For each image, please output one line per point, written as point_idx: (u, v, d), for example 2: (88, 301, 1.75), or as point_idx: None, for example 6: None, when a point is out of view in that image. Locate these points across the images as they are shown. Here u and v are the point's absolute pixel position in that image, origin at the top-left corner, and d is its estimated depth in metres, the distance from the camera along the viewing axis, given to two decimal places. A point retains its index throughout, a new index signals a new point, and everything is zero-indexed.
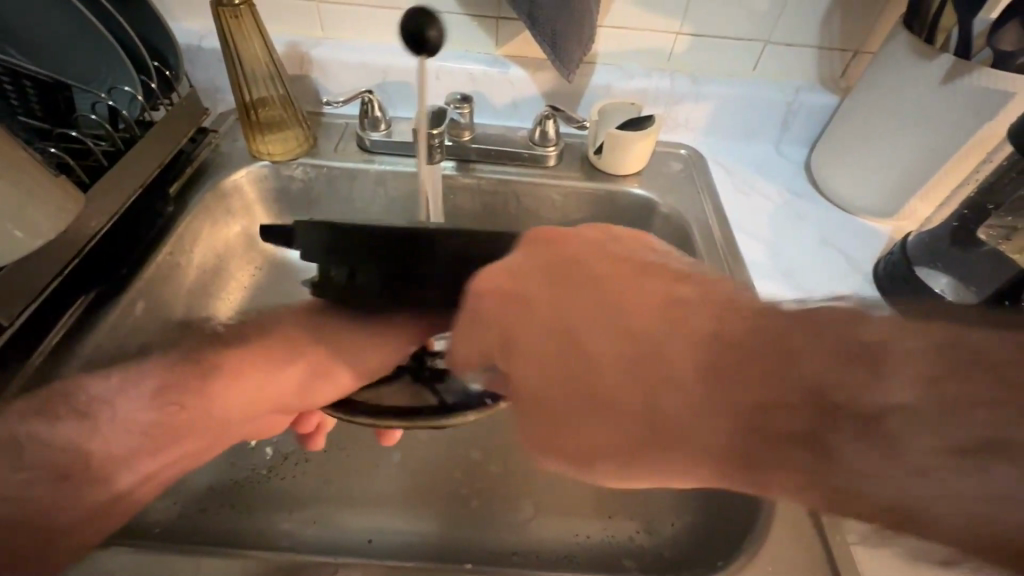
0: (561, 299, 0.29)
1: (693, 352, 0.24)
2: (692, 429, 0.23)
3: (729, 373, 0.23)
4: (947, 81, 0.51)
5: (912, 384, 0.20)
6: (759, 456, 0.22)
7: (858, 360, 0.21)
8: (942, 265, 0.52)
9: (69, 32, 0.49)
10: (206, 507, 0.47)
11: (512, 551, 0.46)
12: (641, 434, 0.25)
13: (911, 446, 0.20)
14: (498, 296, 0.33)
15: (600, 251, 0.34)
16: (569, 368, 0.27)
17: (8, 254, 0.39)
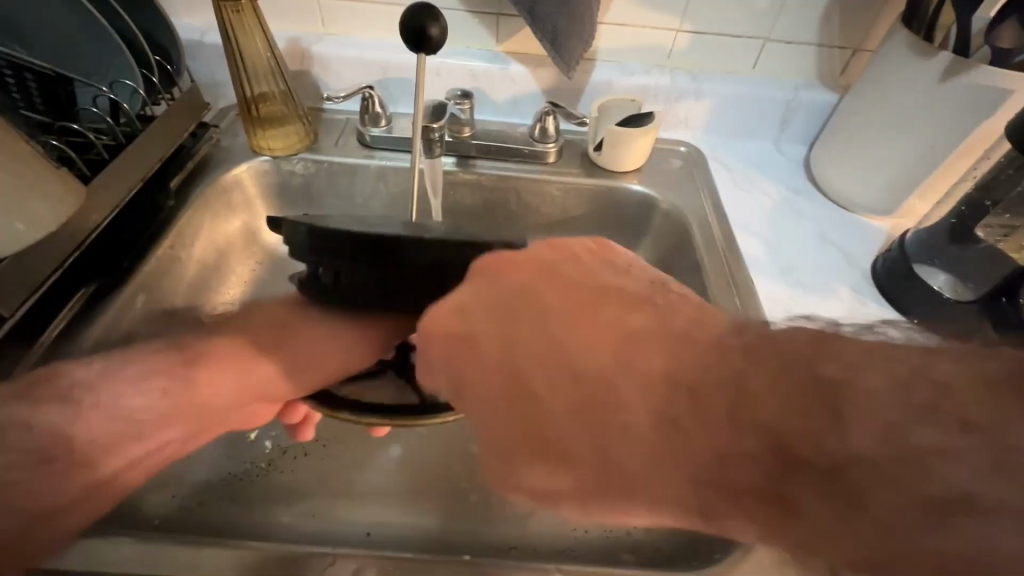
0: (506, 329, 0.26)
1: (646, 392, 0.21)
2: (649, 488, 0.21)
3: (681, 418, 0.21)
4: (946, 78, 0.51)
5: (879, 428, 0.18)
6: (717, 506, 0.20)
7: (820, 404, 0.19)
8: (940, 261, 0.53)
9: (72, 26, 0.50)
10: (205, 500, 0.47)
11: (510, 545, 0.46)
12: (592, 481, 0.23)
13: (880, 497, 0.18)
14: (443, 329, 0.29)
15: (552, 272, 0.30)
16: (516, 411, 0.24)
17: (10, 246, 0.39)
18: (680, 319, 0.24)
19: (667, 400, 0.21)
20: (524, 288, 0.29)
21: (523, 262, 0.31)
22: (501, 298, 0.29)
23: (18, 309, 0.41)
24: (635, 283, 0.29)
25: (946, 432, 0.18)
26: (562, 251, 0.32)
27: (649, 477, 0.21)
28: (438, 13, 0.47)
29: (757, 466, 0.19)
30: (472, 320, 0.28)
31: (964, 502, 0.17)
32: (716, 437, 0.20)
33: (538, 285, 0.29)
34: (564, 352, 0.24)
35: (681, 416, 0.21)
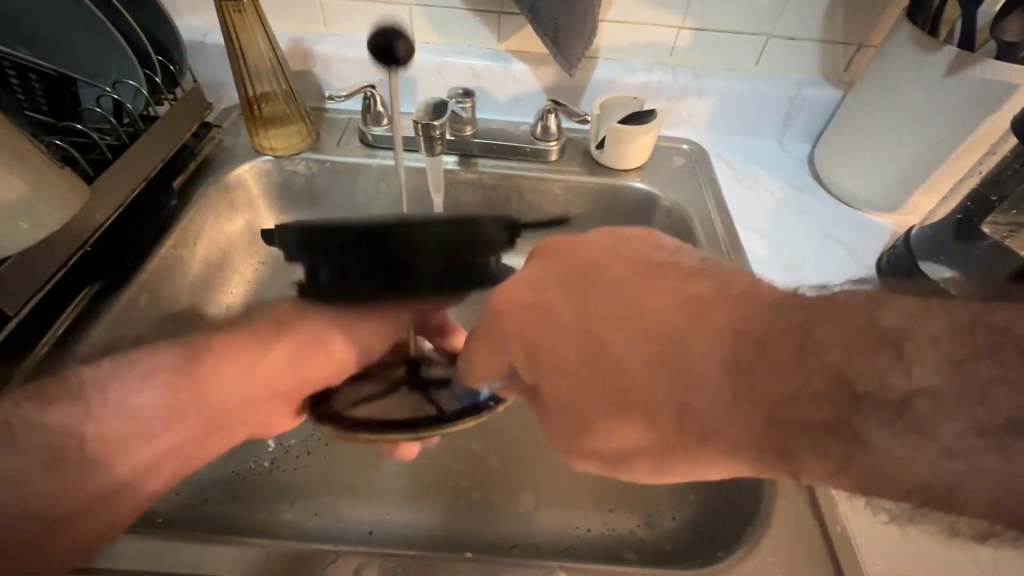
0: (577, 305, 0.32)
1: (721, 349, 0.28)
2: (728, 427, 0.27)
3: (751, 369, 0.27)
4: (949, 73, 0.51)
5: (929, 366, 0.24)
6: (794, 449, 0.26)
7: (881, 349, 0.25)
8: (944, 258, 0.52)
9: (76, 28, 0.50)
10: (209, 498, 0.47)
11: (512, 543, 0.46)
12: (682, 431, 0.29)
13: (942, 424, 0.23)
14: (523, 313, 0.33)
15: (622, 256, 0.34)
16: (596, 377, 0.31)
17: (12, 244, 0.39)
18: (738, 285, 0.31)
19: (741, 352, 0.27)
20: (594, 267, 0.33)
21: (594, 243, 0.35)
22: (569, 274, 0.33)
23: (22, 307, 0.42)
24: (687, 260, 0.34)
25: (1006, 368, 0.23)
26: (614, 238, 0.36)
27: (726, 417, 0.27)
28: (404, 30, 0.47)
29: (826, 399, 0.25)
30: (550, 287, 0.33)
31: (1021, 422, 0.22)
32: (797, 377, 0.26)
33: (591, 251, 0.34)
34: (644, 322, 0.30)
35: (753, 361, 0.27)
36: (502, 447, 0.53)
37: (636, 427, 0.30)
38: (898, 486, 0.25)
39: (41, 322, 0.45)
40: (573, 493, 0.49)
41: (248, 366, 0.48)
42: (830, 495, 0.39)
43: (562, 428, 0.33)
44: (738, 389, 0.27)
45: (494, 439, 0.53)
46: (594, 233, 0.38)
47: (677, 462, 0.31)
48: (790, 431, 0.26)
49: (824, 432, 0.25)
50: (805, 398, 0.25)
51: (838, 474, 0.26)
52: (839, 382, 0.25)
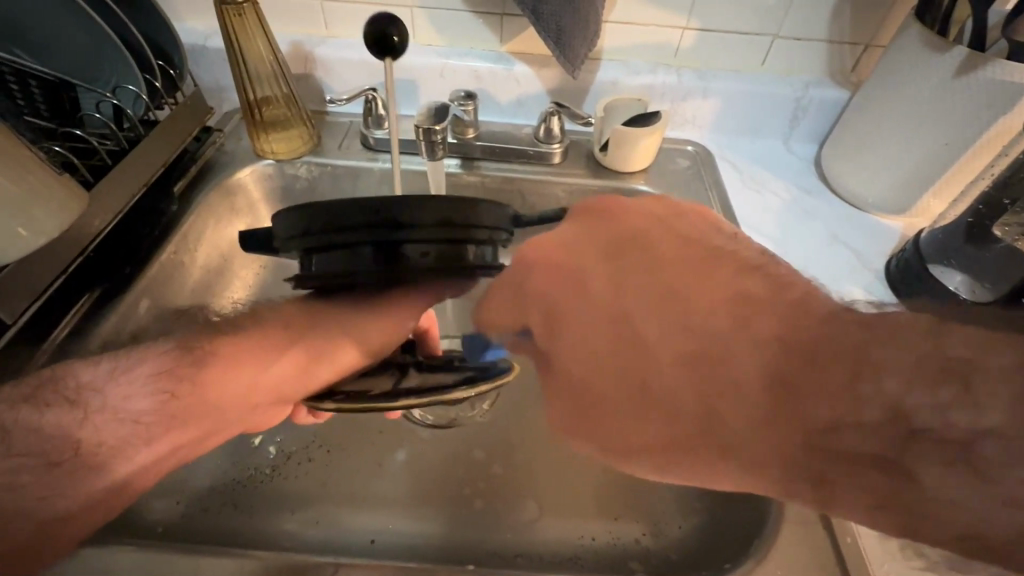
0: (620, 281, 0.28)
1: (760, 354, 0.23)
2: (743, 449, 0.24)
3: (795, 380, 0.23)
4: (960, 74, 0.50)
5: (1000, 403, 0.20)
6: (823, 471, 0.23)
7: (950, 381, 0.21)
8: (955, 262, 0.51)
9: (74, 32, 0.49)
10: (208, 506, 0.46)
11: (515, 553, 0.45)
12: (693, 440, 0.26)
13: (1008, 474, 0.20)
14: (557, 275, 0.31)
15: (672, 231, 0.30)
16: (626, 365, 0.27)
17: (11, 252, 0.39)
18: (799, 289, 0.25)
19: (782, 359, 0.23)
20: (639, 248, 0.29)
21: (639, 217, 0.31)
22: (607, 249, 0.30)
23: (21, 316, 0.41)
24: (752, 252, 0.29)
25: None
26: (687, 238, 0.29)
27: (757, 431, 0.24)
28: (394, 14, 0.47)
29: (877, 436, 0.22)
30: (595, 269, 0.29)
31: None
32: (845, 396, 0.22)
33: (656, 244, 0.29)
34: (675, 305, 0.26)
35: (799, 376, 0.23)
36: (504, 455, 0.52)
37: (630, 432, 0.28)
38: (945, 533, 0.21)
39: (42, 330, 0.44)
40: (577, 501, 0.48)
41: (256, 371, 0.44)
42: None
43: (575, 415, 0.31)
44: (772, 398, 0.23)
45: (496, 446, 0.53)
46: (652, 219, 0.31)
47: (696, 470, 0.27)
48: (822, 456, 0.23)
49: (872, 463, 0.22)
50: (861, 432, 0.22)
51: (874, 507, 0.23)
52: (896, 418, 0.21)
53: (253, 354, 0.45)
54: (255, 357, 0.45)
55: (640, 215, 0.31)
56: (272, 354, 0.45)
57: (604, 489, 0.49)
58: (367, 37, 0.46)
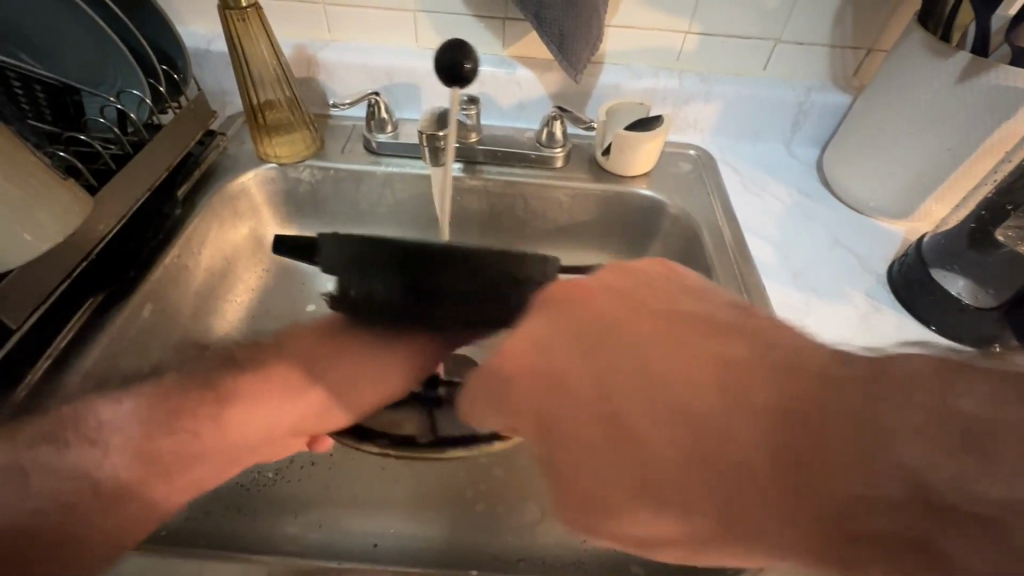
0: (607, 379, 0.41)
1: (758, 432, 0.33)
2: (762, 526, 0.31)
3: (789, 457, 0.31)
4: (962, 79, 0.50)
5: (948, 464, 0.28)
6: (842, 554, 0.28)
7: (959, 448, 0.29)
8: (958, 267, 0.51)
9: (79, 37, 0.50)
10: (211, 511, 0.44)
11: (518, 557, 0.45)
12: (723, 518, 0.33)
13: (1019, 528, 0.26)
14: (545, 374, 0.46)
15: (646, 313, 0.46)
16: (628, 453, 0.37)
17: (16, 256, 0.39)
18: (779, 354, 0.37)
19: (780, 433, 0.33)
20: (605, 330, 0.46)
21: (611, 302, 0.51)
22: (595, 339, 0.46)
23: (24, 320, 0.41)
24: (711, 311, 0.44)
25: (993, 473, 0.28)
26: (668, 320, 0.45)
27: (759, 503, 0.31)
28: (469, 45, 0.48)
29: (897, 507, 0.28)
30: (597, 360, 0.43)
31: None
32: (841, 473, 0.29)
33: (631, 326, 0.45)
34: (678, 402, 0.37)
35: (808, 457, 0.31)
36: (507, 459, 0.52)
37: (673, 521, 0.35)
38: None
39: (47, 335, 0.45)
40: None
41: (274, 408, 0.50)
42: None
43: (603, 513, 0.38)
44: (783, 476, 0.31)
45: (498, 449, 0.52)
46: (619, 304, 0.50)
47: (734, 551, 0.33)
48: (845, 540, 0.28)
49: (877, 542, 0.27)
50: (876, 503, 0.28)
51: None
52: (911, 489, 0.28)
53: (272, 396, 0.51)
54: (269, 392, 0.51)
55: (610, 290, 0.53)
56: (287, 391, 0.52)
57: None
58: (440, 65, 0.47)
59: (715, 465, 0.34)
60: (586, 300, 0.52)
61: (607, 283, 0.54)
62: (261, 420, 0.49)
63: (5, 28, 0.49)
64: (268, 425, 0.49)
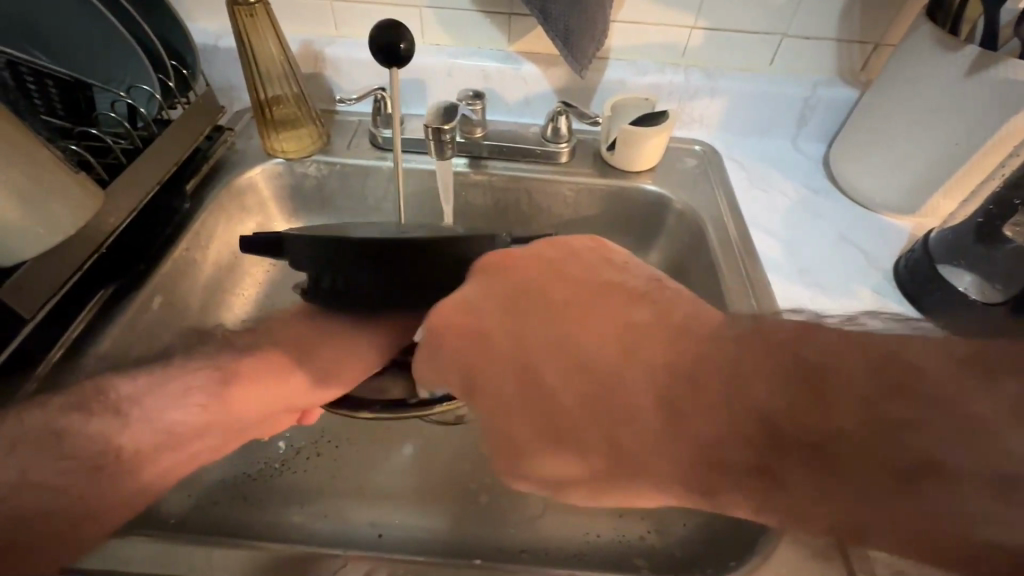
0: (512, 317, 0.30)
1: (646, 380, 0.24)
2: (649, 466, 0.26)
3: (679, 402, 0.24)
4: (971, 73, 0.50)
5: (852, 412, 0.21)
6: (708, 482, 0.24)
7: (802, 381, 0.22)
8: (964, 262, 0.51)
9: (89, 32, 0.50)
10: (217, 500, 0.47)
11: (522, 548, 0.46)
12: (609, 464, 0.27)
13: (863, 466, 0.21)
14: (447, 336, 0.32)
15: (557, 271, 0.34)
16: (534, 404, 0.27)
17: (30, 248, 0.39)
18: (677, 313, 0.28)
19: (672, 386, 0.24)
20: (530, 292, 0.32)
21: (529, 260, 0.36)
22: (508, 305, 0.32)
23: (39, 311, 0.42)
24: (635, 280, 0.33)
25: (920, 411, 0.20)
26: (566, 252, 0.37)
27: (651, 445, 0.25)
28: (403, 26, 0.47)
29: (746, 441, 0.23)
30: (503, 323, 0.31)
31: (925, 459, 0.20)
32: (710, 417, 0.23)
33: (546, 288, 0.32)
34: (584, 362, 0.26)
35: (685, 401, 0.24)
36: None
37: (573, 462, 0.28)
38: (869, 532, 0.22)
39: (59, 326, 0.45)
40: None
41: (277, 386, 0.47)
42: None
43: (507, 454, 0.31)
44: (668, 427, 0.24)
45: None
46: (546, 267, 0.35)
47: (619, 491, 0.29)
48: (717, 473, 0.24)
49: (743, 471, 0.23)
50: (726, 440, 0.23)
51: (759, 506, 0.24)
52: (766, 428, 0.22)
53: (269, 374, 0.47)
54: (270, 376, 0.47)
55: (536, 254, 0.36)
56: (276, 373, 0.48)
57: None
58: (372, 44, 0.47)
59: (611, 438, 0.26)
60: (516, 266, 0.35)
61: (529, 248, 0.37)
62: (271, 399, 0.46)
63: (16, 22, 0.49)
64: (267, 401, 0.46)
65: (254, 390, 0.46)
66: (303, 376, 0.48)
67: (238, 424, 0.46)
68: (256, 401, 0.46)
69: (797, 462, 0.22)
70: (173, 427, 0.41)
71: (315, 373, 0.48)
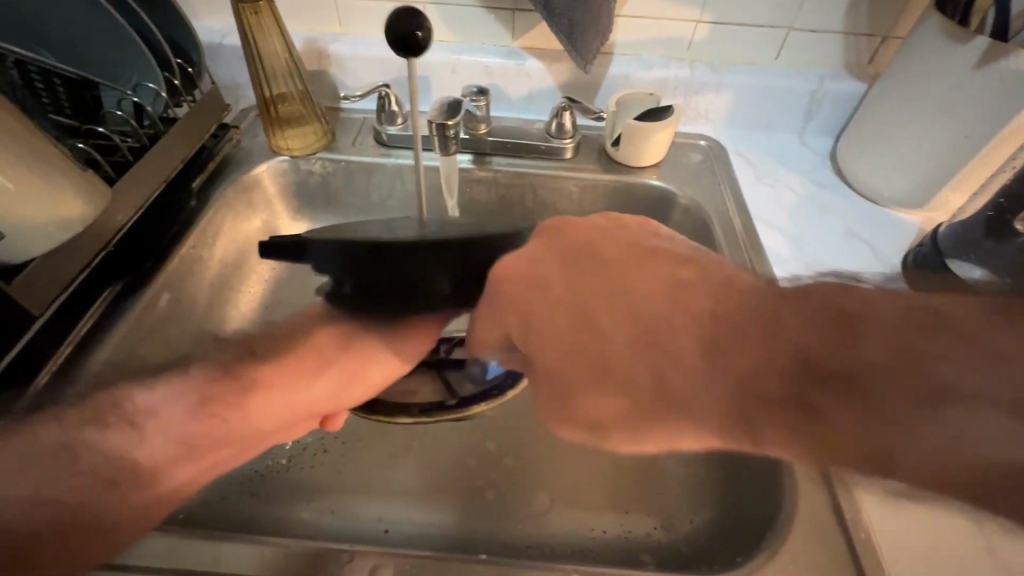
0: (577, 279, 0.39)
1: (691, 325, 0.33)
2: (700, 398, 0.32)
3: (721, 342, 0.32)
4: (980, 65, 0.49)
5: (880, 351, 0.27)
6: (751, 416, 0.30)
7: (842, 326, 0.28)
8: (974, 258, 0.50)
9: (95, 30, 0.50)
10: (226, 496, 0.46)
11: (528, 543, 0.46)
12: (659, 403, 0.35)
13: (892, 400, 0.26)
14: (523, 287, 0.43)
15: (610, 241, 0.43)
16: (581, 349, 0.37)
17: (38, 245, 0.40)
18: (719, 271, 0.37)
19: (708, 329, 0.32)
20: (588, 256, 0.41)
21: (591, 229, 0.45)
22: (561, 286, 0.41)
23: (47, 308, 0.43)
24: (679, 247, 0.42)
25: (944, 347, 0.27)
26: (619, 226, 0.45)
27: (701, 386, 0.32)
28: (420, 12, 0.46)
29: (784, 374, 0.29)
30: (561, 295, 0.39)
31: (950, 388, 0.26)
32: (755, 355, 0.30)
33: (603, 252, 0.42)
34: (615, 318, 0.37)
35: (725, 341, 0.32)
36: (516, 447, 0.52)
37: (619, 400, 0.36)
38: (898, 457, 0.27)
39: (67, 324, 0.46)
40: (587, 494, 0.49)
41: (295, 391, 0.48)
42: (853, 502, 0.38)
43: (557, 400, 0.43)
44: (717, 368, 0.31)
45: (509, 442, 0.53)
46: (595, 231, 0.44)
47: (662, 425, 0.36)
48: (756, 404, 0.30)
49: (781, 405, 0.29)
50: (767, 376, 0.29)
51: (790, 440, 0.29)
52: (802, 366, 0.28)
53: (288, 381, 0.48)
54: (292, 377, 0.49)
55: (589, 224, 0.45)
56: (302, 379, 0.49)
57: (613, 483, 0.49)
58: (389, 36, 0.46)
59: (661, 377, 0.34)
60: (574, 228, 0.45)
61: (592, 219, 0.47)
62: (291, 404, 0.48)
63: (19, 25, 0.49)
64: (293, 406, 0.48)
65: (264, 403, 0.46)
66: (329, 379, 0.50)
67: (255, 432, 0.46)
68: (282, 410, 0.47)
69: (779, 389, 0.29)
70: (181, 423, 0.42)
71: (340, 377, 0.51)
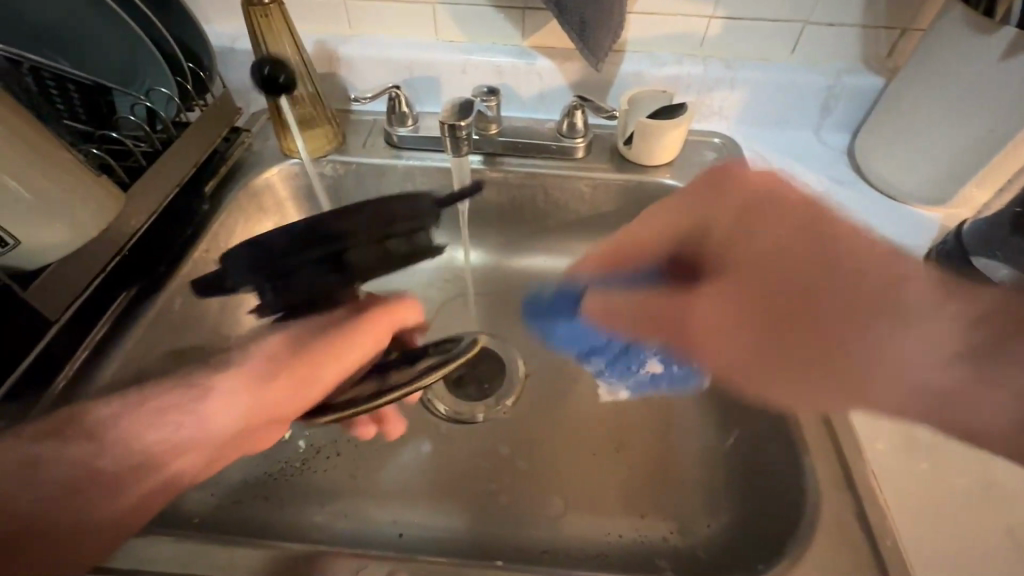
0: (735, 251, 0.45)
1: (837, 299, 0.40)
2: (847, 367, 0.39)
3: (843, 304, 0.40)
4: (1007, 56, 0.48)
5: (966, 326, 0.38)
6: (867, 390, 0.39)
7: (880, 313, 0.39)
8: (1003, 253, 0.48)
9: (107, 36, 0.51)
10: (240, 499, 0.47)
11: (543, 549, 0.45)
12: (790, 361, 0.40)
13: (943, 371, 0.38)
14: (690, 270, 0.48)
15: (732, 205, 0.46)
16: (774, 311, 0.41)
17: (52, 252, 0.40)
18: (857, 246, 0.41)
19: (869, 318, 0.39)
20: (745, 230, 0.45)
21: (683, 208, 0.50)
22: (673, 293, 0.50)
23: (64, 313, 0.43)
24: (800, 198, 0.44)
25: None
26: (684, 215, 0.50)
27: (846, 349, 0.39)
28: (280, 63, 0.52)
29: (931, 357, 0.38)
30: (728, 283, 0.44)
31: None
32: (866, 335, 0.39)
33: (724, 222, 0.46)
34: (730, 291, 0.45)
35: (862, 308, 0.39)
36: (530, 450, 0.52)
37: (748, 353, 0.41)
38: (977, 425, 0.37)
39: (83, 328, 0.46)
40: (603, 498, 0.48)
41: (255, 392, 0.42)
42: (877, 507, 0.37)
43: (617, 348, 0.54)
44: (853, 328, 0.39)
45: (523, 444, 0.52)
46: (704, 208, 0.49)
47: (811, 392, 0.40)
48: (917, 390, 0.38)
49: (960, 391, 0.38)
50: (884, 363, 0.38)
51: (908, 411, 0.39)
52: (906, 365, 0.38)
53: (243, 384, 0.42)
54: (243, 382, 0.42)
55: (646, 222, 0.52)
56: (261, 378, 0.42)
57: (629, 487, 0.48)
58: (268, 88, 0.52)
59: (835, 353, 0.39)
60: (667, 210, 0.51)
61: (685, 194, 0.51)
62: (252, 407, 0.41)
63: (32, 32, 0.49)
64: (251, 408, 0.41)
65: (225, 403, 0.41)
66: (285, 380, 0.43)
67: (210, 442, 0.40)
68: (239, 412, 0.41)
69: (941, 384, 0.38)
70: None
71: (295, 377, 0.43)
